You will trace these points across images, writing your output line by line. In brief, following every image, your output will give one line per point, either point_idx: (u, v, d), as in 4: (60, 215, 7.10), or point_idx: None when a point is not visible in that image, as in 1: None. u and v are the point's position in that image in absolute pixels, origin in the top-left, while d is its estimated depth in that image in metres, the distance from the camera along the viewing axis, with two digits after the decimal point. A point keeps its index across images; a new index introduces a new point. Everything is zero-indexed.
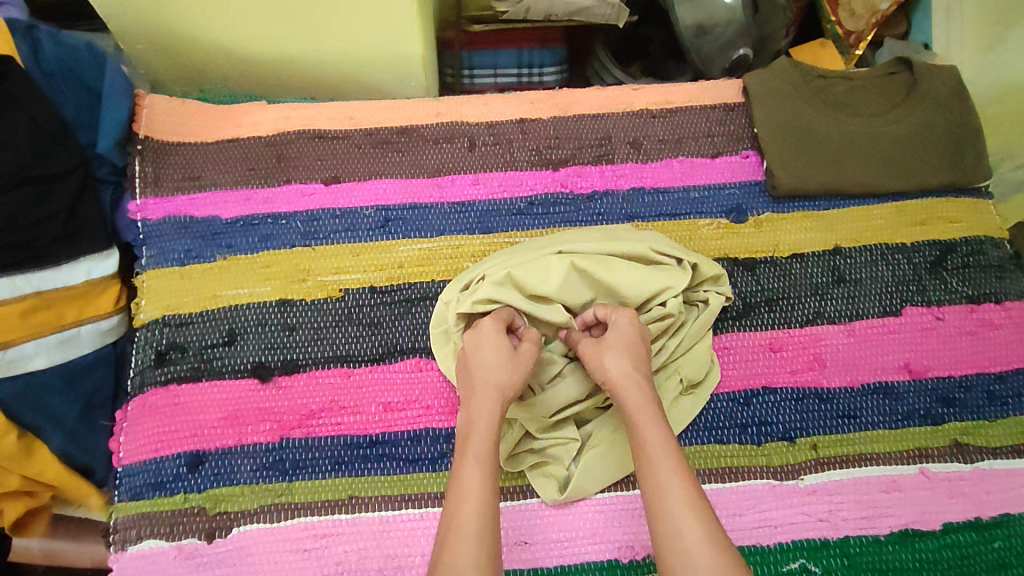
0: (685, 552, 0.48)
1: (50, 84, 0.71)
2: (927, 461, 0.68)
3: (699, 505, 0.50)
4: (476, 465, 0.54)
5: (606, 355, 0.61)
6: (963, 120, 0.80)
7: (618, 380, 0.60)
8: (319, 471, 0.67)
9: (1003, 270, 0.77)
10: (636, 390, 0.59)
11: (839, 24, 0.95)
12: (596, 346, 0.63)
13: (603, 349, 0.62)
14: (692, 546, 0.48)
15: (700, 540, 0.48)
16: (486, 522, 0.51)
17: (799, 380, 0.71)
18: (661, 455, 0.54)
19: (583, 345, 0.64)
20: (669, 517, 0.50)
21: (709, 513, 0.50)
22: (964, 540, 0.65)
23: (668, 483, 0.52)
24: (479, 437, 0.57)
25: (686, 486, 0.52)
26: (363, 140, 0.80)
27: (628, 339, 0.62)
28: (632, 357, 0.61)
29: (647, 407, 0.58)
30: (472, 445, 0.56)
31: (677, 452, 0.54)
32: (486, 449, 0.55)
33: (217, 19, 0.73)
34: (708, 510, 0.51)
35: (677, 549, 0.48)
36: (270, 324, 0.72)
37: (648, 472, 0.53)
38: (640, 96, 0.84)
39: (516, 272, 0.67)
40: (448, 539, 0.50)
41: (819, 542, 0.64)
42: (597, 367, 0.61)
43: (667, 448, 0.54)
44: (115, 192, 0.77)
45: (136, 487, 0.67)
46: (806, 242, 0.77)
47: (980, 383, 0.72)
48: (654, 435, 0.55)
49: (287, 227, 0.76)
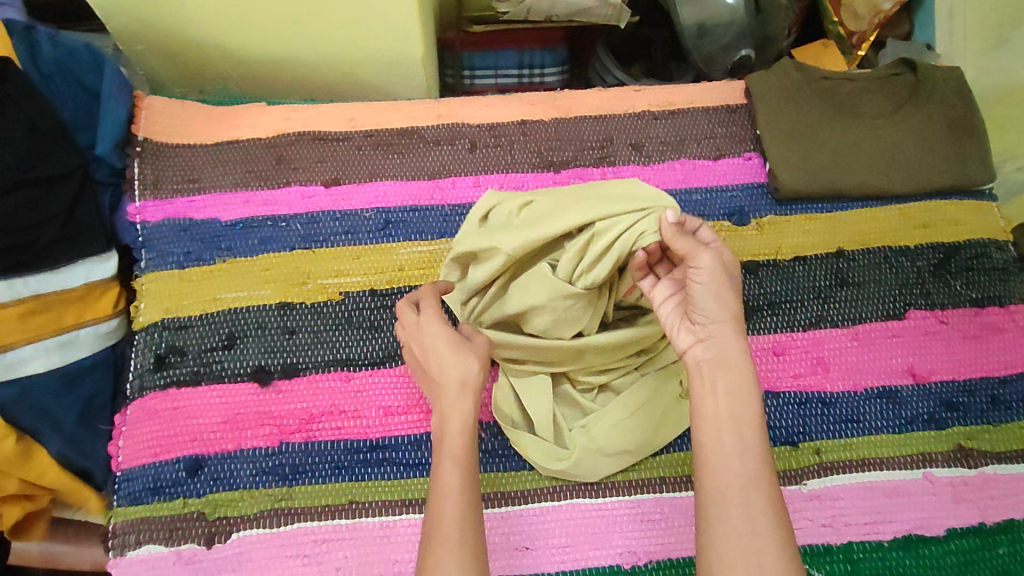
0: (756, 555, 0.45)
1: (48, 85, 0.70)
2: (930, 466, 0.67)
3: (778, 509, 0.47)
4: (455, 468, 0.51)
5: (717, 296, 0.52)
6: (966, 122, 0.80)
7: (722, 337, 0.51)
8: (319, 476, 0.66)
9: (1007, 273, 0.77)
10: (735, 358, 0.51)
11: (842, 25, 0.95)
12: (714, 277, 0.52)
13: (722, 292, 0.52)
14: (766, 553, 0.45)
15: (774, 548, 0.45)
16: (467, 525, 0.49)
17: (802, 384, 0.71)
18: (750, 446, 0.48)
19: (704, 257, 0.51)
20: (748, 516, 0.46)
21: (783, 517, 0.47)
22: (968, 546, 0.64)
23: (753, 480, 0.47)
24: (456, 438, 0.53)
25: (768, 487, 0.47)
26: (363, 142, 0.79)
27: (736, 292, 0.53)
28: (736, 315, 0.52)
29: (746, 378, 0.50)
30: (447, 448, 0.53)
31: (762, 440, 0.49)
32: (461, 446, 0.53)
33: (216, 20, 0.73)
34: (783, 513, 0.47)
35: (747, 550, 0.45)
36: (270, 328, 0.72)
37: (733, 458, 0.48)
38: (641, 97, 0.83)
39: (559, 218, 0.57)
40: (433, 546, 0.48)
41: (822, 547, 0.64)
42: (707, 300, 0.52)
43: (759, 438, 0.49)
44: (115, 194, 0.76)
45: (136, 491, 0.66)
46: (808, 245, 0.77)
47: (984, 387, 0.71)
48: (748, 418, 0.49)
49: (287, 230, 0.75)
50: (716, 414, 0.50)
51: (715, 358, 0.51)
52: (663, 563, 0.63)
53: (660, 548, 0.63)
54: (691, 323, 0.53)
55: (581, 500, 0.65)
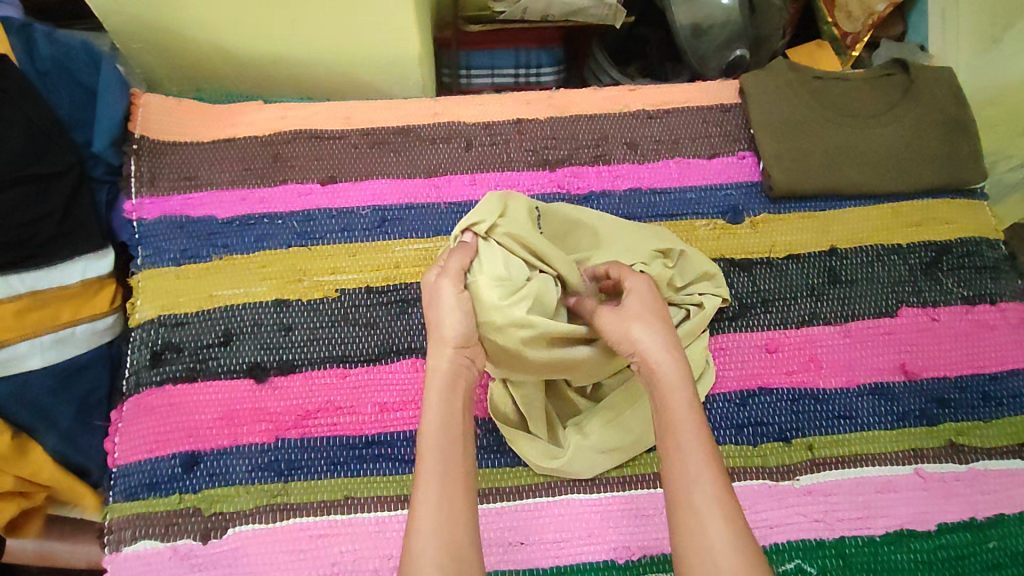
0: (709, 555, 0.43)
1: (46, 83, 0.71)
2: (922, 461, 0.68)
3: (726, 502, 0.45)
4: (434, 459, 0.49)
5: (628, 326, 0.53)
6: (958, 121, 0.80)
7: (649, 352, 0.52)
8: (315, 471, 0.67)
9: (998, 271, 0.77)
10: (664, 367, 0.51)
11: (836, 26, 0.95)
12: (615, 314, 0.54)
13: (631, 320, 0.53)
14: (716, 552, 0.43)
15: (728, 544, 0.43)
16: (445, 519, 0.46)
17: (795, 381, 0.71)
18: (688, 448, 0.47)
19: (601, 311, 0.55)
20: (696, 518, 0.44)
21: (735, 509, 0.45)
22: (959, 540, 0.65)
23: (695, 478, 0.46)
24: (436, 427, 0.50)
25: (714, 481, 0.46)
26: (360, 140, 0.80)
27: (658, 312, 0.54)
28: (658, 330, 0.53)
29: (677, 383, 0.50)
30: (426, 435, 0.50)
31: (704, 436, 0.48)
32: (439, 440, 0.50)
33: (214, 18, 0.73)
34: (734, 506, 0.45)
35: (701, 552, 0.43)
36: (266, 324, 0.72)
37: (672, 462, 0.47)
38: (636, 96, 0.84)
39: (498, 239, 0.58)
40: (410, 542, 0.46)
41: (814, 542, 0.64)
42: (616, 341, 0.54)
43: (697, 436, 0.48)
44: (111, 192, 0.77)
45: (132, 487, 0.66)
46: (801, 242, 0.77)
47: (975, 384, 0.72)
48: (682, 419, 0.48)
49: (283, 227, 0.76)
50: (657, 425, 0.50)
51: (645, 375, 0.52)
52: (657, 558, 0.63)
53: (655, 543, 0.64)
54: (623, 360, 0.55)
55: (575, 495, 0.65)
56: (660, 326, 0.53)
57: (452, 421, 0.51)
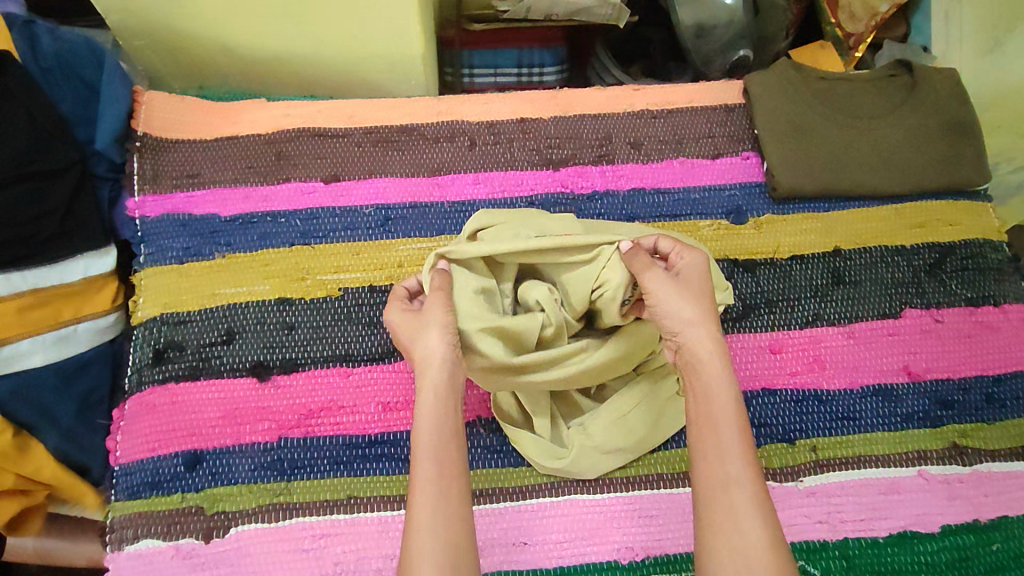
0: (742, 551, 0.45)
1: (48, 79, 0.70)
2: (925, 463, 0.68)
3: (762, 501, 0.47)
4: (429, 461, 0.49)
5: (684, 308, 0.53)
6: (963, 123, 0.80)
7: (695, 345, 0.52)
8: (317, 471, 0.66)
9: (1002, 273, 0.77)
10: (710, 360, 0.52)
11: (839, 26, 0.95)
12: (675, 288, 0.53)
13: (687, 303, 0.53)
14: (751, 549, 0.45)
15: (761, 543, 0.45)
16: (443, 520, 0.48)
17: (798, 382, 0.71)
18: (729, 445, 0.49)
19: (660, 282, 0.54)
20: (732, 513, 0.47)
21: (769, 507, 0.47)
22: (962, 542, 0.65)
23: (734, 476, 0.48)
24: (430, 432, 0.51)
25: (750, 480, 0.48)
26: (363, 138, 0.80)
27: (709, 300, 0.54)
28: (707, 318, 0.53)
29: (721, 380, 0.51)
30: (420, 439, 0.50)
31: (742, 434, 0.50)
32: (437, 440, 0.50)
33: (216, 15, 0.72)
34: (767, 504, 0.47)
35: (733, 546, 0.46)
36: (269, 323, 0.72)
37: (714, 457, 0.49)
38: (640, 96, 0.84)
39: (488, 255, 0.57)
40: (410, 543, 0.47)
41: (818, 544, 0.64)
42: (670, 316, 0.53)
43: (737, 434, 0.49)
44: (114, 189, 0.76)
45: (134, 486, 0.66)
46: (805, 243, 0.77)
47: (979, 386, 0.72)
48: (725, 415, 0.50)
49: (286, 226, 0.75)
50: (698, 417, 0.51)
51: (689, 363, 0.53)
52: (660, 559, 0.63)
53: (658, 544, 0.64)
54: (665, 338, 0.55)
55: (579, 496, 0.65)
56: (709, 316, 0.54)
57: (444, 423, 0.51)
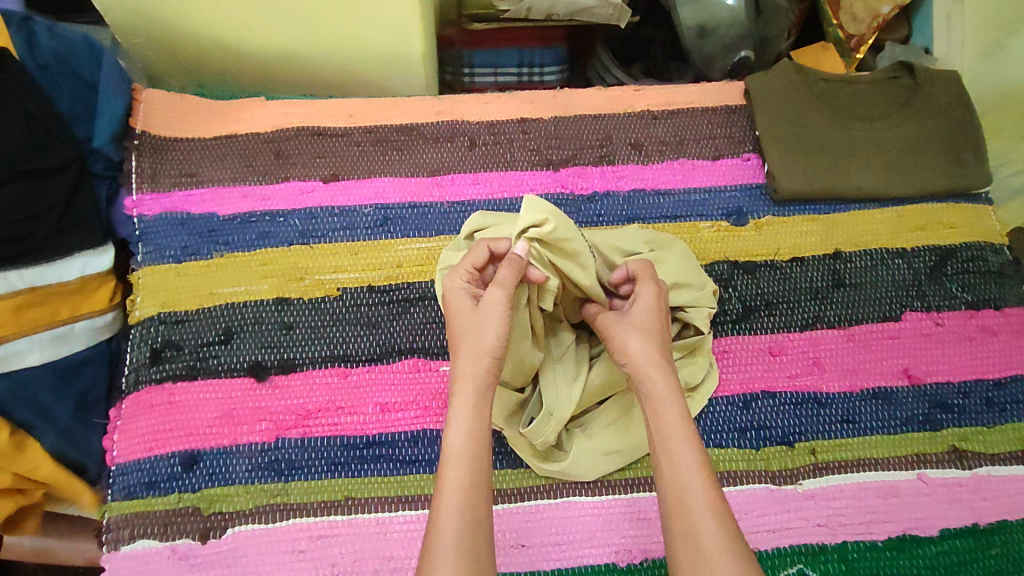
0: (701, 557, 0.46)
1: (46, 77, 0.70)
2: (925, 467, 0.68)
3: (717, 505, 0.48)
4: (456, 469, 0.50)
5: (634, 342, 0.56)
6: (964, 126, 0.80)
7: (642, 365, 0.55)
8: (314, 472, 0.66)
9: (1002, 276, 0.77)
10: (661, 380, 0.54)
11: (840, 28, 0.95)
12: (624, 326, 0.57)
13: (635, 336, 0.56)
14: (711, 554, 0.46)
15: (719, 546, 0.46)
16: (470, 525, 0.47)
17: (798, 385, 0.71)
18: (682, 456, 0.50)
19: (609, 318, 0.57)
20: (689, 519, 0.47)
21: (726, 511, 0.48)
22: (961, 546, 0.65)
23: (687, 482, 0.49)
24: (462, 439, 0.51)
25: (705, 485, 0.49)
26: (363, 138, 0.79)
27: (657, 329, 0.57)
28: (656, 342, 0.56)
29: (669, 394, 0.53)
30: (449, 449, 0.51)
31: (695, 444, 0.51)
32: (465, 448, 0.50)
33: (215, 13, 0.72)
34: (725, 509, 0.48)
35: (693, 553, 0.46)
36: (267, 323, 0.71)
37: (666, 470, 0.50)
38: (641, 97, 0.84)
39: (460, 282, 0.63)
40: (432, 547, 0.46)
41: (817, 547, 0.64)
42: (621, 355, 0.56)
43: (690, 446, 0.51)
44: (112, 187, 0.76)
45: (130, 486, 0.66)
46: (805, 246, 0.77)
47: (979, 389, 0.72)
48: (675, 428, 0.51)
49: (285, 225, 0.75)
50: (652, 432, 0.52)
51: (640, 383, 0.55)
52: (658, 562, 0.63)
53: (657, 546, 0.63)
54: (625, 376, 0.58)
55: (577, 498, 0.65)
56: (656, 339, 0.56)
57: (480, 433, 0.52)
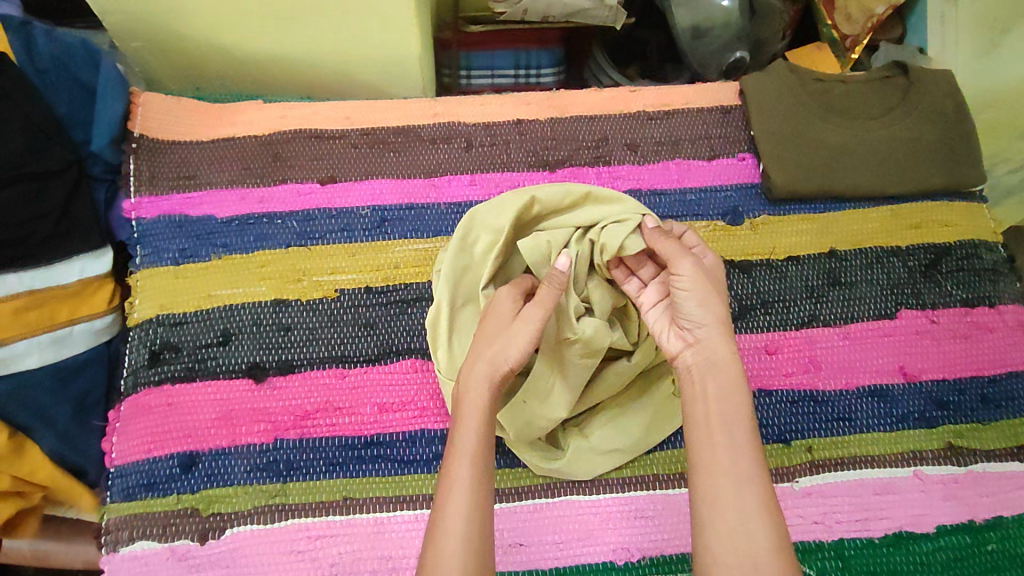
0: (749, 553, 0.45)
1: (44, 81, 0.71)
2: (921, 463, 0.68)
3: (770, 505, 0.47)
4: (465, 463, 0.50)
5: (710, 303, 0.55)
6: (958, 124, 0.81)
7: (712, 347, 0.54)
8: (314, 472, 0.66)
9: (997, 274, 0.77)
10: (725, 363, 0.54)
11: (835, 28, 0.95)
12: (705, 283, 0.56)
13: (713, 300, 0.55)
14: (758, 552, 0.45)
15: (769, 548, 0.45)
16: (477, 520, 0.48)
17: (794, 383, 0.71)
18: (740, 448, 0.50)
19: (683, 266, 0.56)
20: (740, 515, 0.47)
21: (776, 511, 0.48)
22: (957, 543, 0.65)
23: (742, 478, 0.48)
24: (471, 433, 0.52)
25: (759, 484, 0.48)
26: (360, 139, 0.80)
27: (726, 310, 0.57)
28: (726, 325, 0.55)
29: (735, 382, 0.53)
30: (461, 444, 0.51)
31: (753, 439, 0.51)
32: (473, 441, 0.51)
33: (213, 17, 0.73)
34: (775, 509, 0.48)
35: (740, 548, 0.46)
36: (266, 324, 0.72)
37: (723, 460, 0.49)
38: (636, 98, 0.84)
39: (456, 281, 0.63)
40: (435, 541, 0.47)
41: (813, 544, 0.64)
42: (695, 308, 0.55)
43: (748, 438, 0.50)
44: (110, 190, 0.76)
45: (129, 487, 0.66)
46: (801, 245, 0.77)
47: (974, 387, 0.72)
48: (735, 419, 0.51)
49: (282, 227, 0.75)
50: (705, 416, 0.52)
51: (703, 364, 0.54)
52: (656, 560, 0.63)
53: (655, 544, 0.64)
54: (680, 330, 0.56)
55: (575, 497, 0.65)
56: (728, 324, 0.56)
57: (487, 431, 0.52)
